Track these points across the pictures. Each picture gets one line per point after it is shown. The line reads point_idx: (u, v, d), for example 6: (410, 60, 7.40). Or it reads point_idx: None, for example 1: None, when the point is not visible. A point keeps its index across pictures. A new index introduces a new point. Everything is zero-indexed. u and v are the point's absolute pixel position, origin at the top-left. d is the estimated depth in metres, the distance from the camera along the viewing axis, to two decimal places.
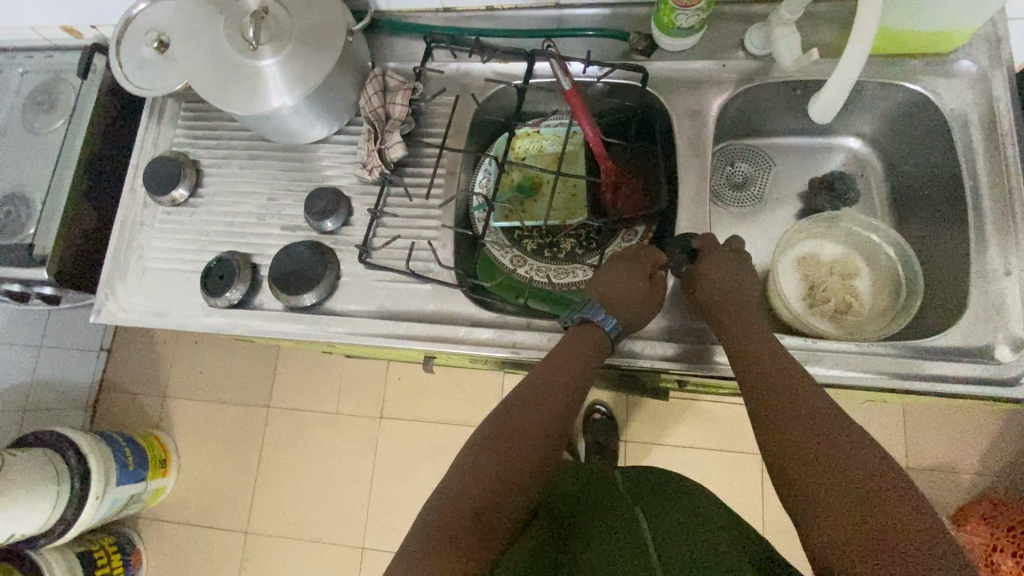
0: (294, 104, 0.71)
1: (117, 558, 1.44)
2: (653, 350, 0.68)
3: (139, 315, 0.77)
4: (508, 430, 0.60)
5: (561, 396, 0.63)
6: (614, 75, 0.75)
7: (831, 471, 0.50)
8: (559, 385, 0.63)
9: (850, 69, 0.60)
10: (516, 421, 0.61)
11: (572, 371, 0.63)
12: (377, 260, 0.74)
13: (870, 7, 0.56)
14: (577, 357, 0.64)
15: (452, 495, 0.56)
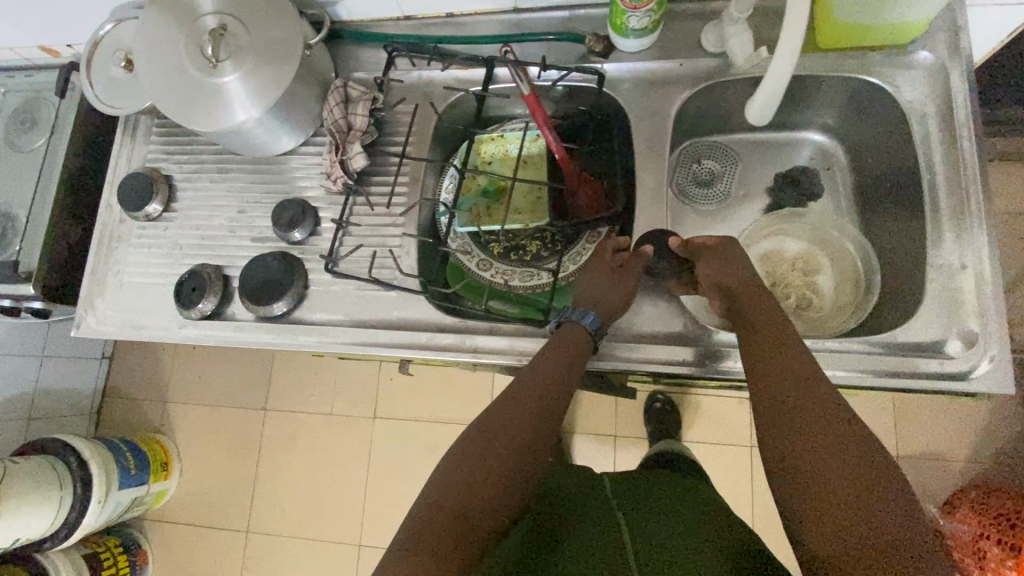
0: (257, 117, 0.73)
1: (123, 558, 1.48)
2: (663, 354, 0.69)
3: (116, 327, 0.80)
4: (504, 427, 0.58)
5: (559, 397, 0.61)
6: (573, 78, 0.75)
7: (839, 468, 0.48)
8: (557, 386, 0.62)
9: (784, 65, 0.59)
10: (513, 417, 0.59)
11: (569, 372, 0.63)
12: (343, 269, 0.75)
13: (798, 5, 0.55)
14: (573, 356, 0.63)
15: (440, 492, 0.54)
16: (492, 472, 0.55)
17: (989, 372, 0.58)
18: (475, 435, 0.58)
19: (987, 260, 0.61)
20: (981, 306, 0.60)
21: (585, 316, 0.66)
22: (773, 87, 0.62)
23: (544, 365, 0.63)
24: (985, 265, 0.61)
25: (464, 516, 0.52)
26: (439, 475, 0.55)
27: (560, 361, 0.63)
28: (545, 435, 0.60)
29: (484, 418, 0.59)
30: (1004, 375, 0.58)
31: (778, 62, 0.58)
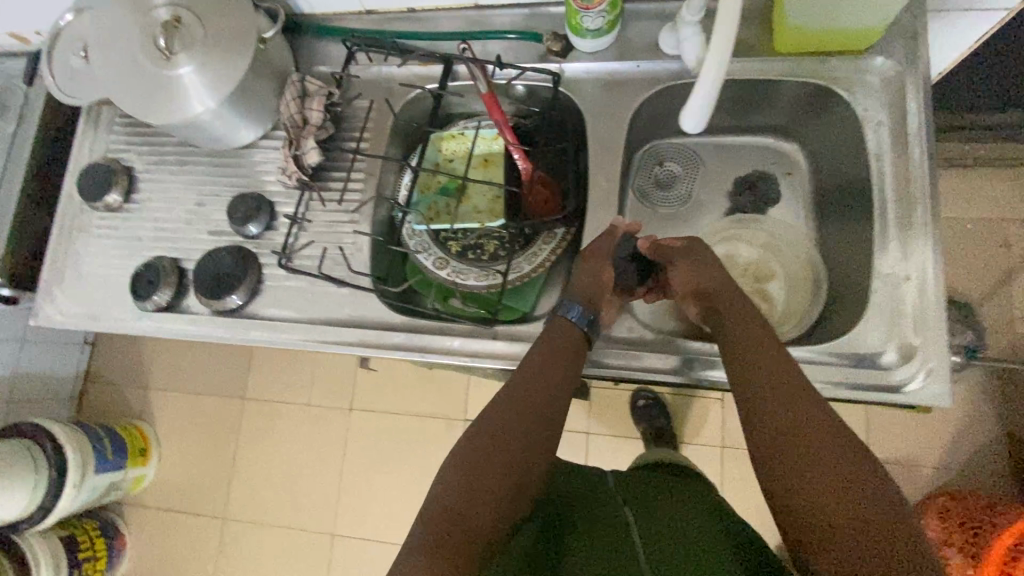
0: (214, 109, 0.73)
1: (101, 541, 1.50)
2: (657, 364, 0.68)
3: (73, 317, 0.80)
4: (501, 430, 0.56)
5: (557, 392, 0.59)
6: (530, 77, 0.75)
7: (829, 478, 0.47)
8: (554, 379, 0.59)
9: (712, 76, 0.57)
10: (508, 417, 0.57)
11: (564, 367, 0.61)
12: (295, 265, 0.75)
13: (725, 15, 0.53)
14: (563, 352, 0.62)
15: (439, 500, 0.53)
16: (491, 476, 0.53)
17: (924, 386, 0.58)
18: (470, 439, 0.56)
19: (929, 273, 0.60)
20: (920, 320, 0.60)
21: (574, 309, 0.64)
22: (704, 97, 0.60)
23: (536, 362, 0.61)
24: (926, 278, 0.60)
25: (464, 525, 0.51)
26: (438, 480, 0.54)
27: (553, 358, 0.61)
28: (548, 434, 0.57)
29: (480, 420, 0.58)
30: (939, 389, 0.58)
31: (706, 74, 0.57)
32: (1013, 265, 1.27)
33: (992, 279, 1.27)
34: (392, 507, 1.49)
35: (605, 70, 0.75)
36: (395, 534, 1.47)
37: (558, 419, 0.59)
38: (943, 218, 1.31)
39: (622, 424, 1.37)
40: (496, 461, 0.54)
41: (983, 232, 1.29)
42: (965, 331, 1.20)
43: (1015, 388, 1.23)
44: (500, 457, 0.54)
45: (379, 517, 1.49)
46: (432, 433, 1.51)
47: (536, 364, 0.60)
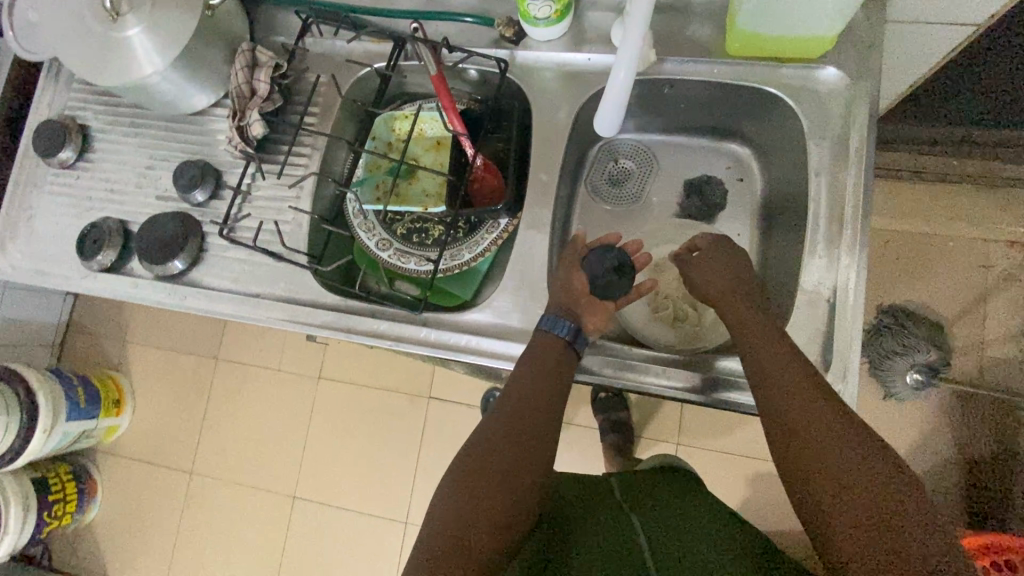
0: (162, 73, 0.71)
1: (72, 486, 1.55)
2: (662, 379, 0.66)
3: (23, 271, 0.82)
4: (494, 448, 0.59)
5: (548, 404, 0.61)
6: (478, 62, 0.75)
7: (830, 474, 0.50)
8: (544, 393, 0.61)
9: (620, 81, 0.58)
10: (501, 436, 0.59)
11: (552, 379, 0.62)
12: (237, 236, 0.76)
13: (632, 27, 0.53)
14: (550, 365, 0.62)
15: (441, 520, 0.56)
16: (489, 494, 0.56)
17: None
18: (469, 457, 0.59)
19: (850, 292, 0.61)
20: (834, 339, 0.60)
21: (560, 323, 0.64)
22: (616, 102, 0.60)
23: (525, 376, 0.62)
24: (847, 297, 0.61)
25: (463, 543, 0.54)
26: (440, 497, 0.58)
27: (540, 371, 0.62)
28: (541, 446, 0.60)
29: (478, 437, 0.61)
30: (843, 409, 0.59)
31: (614, 80, 0.57)
32: (989, 286, 1.24)
33: (967, 298, 1.25)
34: (353, 476, 1.53)
35: (558, 61, 0.73)
36: (353, 501, 1.51)
37: (550, 429, 0.61)
38: (924, 232, 1.28)
39: (580, 414, 1.37)
40: (492, 479, 0.57)
41: (963, 250, 1.27)
42: (931, 351, 1.18)
43: (978, 411, 1.21)
44: (495, 475, 0.57)
45: (342, 484, 1.53)
46: (396, 407, 1.54)
47: (525, 378, 0.62)
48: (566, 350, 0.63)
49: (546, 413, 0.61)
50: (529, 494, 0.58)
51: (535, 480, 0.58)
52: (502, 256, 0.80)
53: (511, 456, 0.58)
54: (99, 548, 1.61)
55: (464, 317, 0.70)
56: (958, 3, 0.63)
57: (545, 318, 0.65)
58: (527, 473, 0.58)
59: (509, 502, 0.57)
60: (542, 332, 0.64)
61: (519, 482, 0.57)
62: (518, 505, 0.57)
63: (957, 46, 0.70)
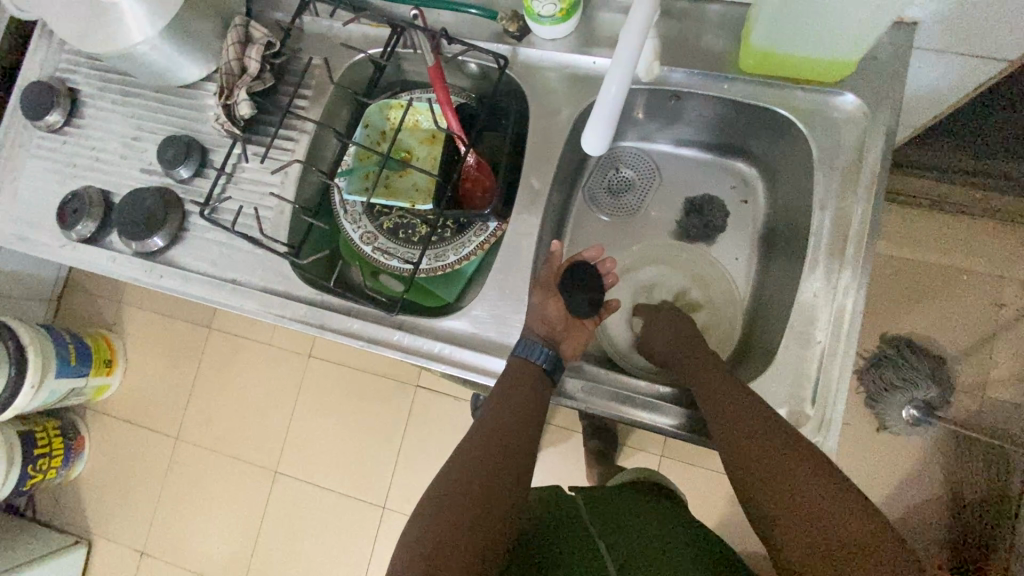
0: (152, 43, 0.68)
1: (59, 441, 1.57)
2: (647, 415, 0.63)
3: (4, 234, 0.81)
4: (468, 470, 0.55)
5: (524, 429, 0.59)
6: (479, 57, 0.71)
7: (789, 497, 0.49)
8: (520, 418, 0.59)
9: (611, 86, 0.51)
10: (474, 458, 0.56)
11: (528, 403, 0.60)
12: (217, 217, 0.74)
13: (631, 33, 0.49)
14: (526, 389, 0.61)
15: (409, 551, 0.50)
16: (461, 519, 0.52)
17: None
18: (440, 483, 0.55)
19: (841, 335, 0.58)
20: (819, 384, 0.58)
21: (537, 349, 0.62)
22: (608, 114, 0.52)
23: (502, 401, 0.60)
24: (837, 341, 0.58)
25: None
26: (414, 517, 0.53)
27: (516, 395, 0.60)
28: (517, 472, 0.57)
29: (451, 460, 0.57)
30: None
31: (605, 83, 0.51)
32: (999, 326, 1.20)
33: (974, 336, 1.20)
34: (333, 457, 1.53)
35: (562, 62, 0.70)
36: (332, 481, 1.52)
37: (523, 456, 0.59)
38: (937, 264, 1.23)
39: (565, 418, 1.35)
40: (468, 506, 0.52)
41: (976, 286, 1.22)
42: (931, 386, 1.15)
43: (973, 453, 1.17)
44: (470, 502, 0.53)
45: (323, 462, 1.53)
46: (383, 392, 1.54)
47: (500, 402, 0.60)
48: (544, 379, 0.62)
49: (520, 439, 0.59)
50: (506, 523, 0.54)
51: (511, 507, 0.55)
52: (488, 261, 0.78)
53: (487, 481, 0.55)
54: (82, 503, 1.64)
55: (440, 324, 0.68)
56: (993, 35, 0.58)
57: (519, 344, 0.63)
58: (504, 499, 0.54)
59: (490, 534, 0.52)
60: (518, 358, 0.62)
61: (496, 510, 0.53)
62: (494, 536, 0.52)
63: (988, 80, 0.65)
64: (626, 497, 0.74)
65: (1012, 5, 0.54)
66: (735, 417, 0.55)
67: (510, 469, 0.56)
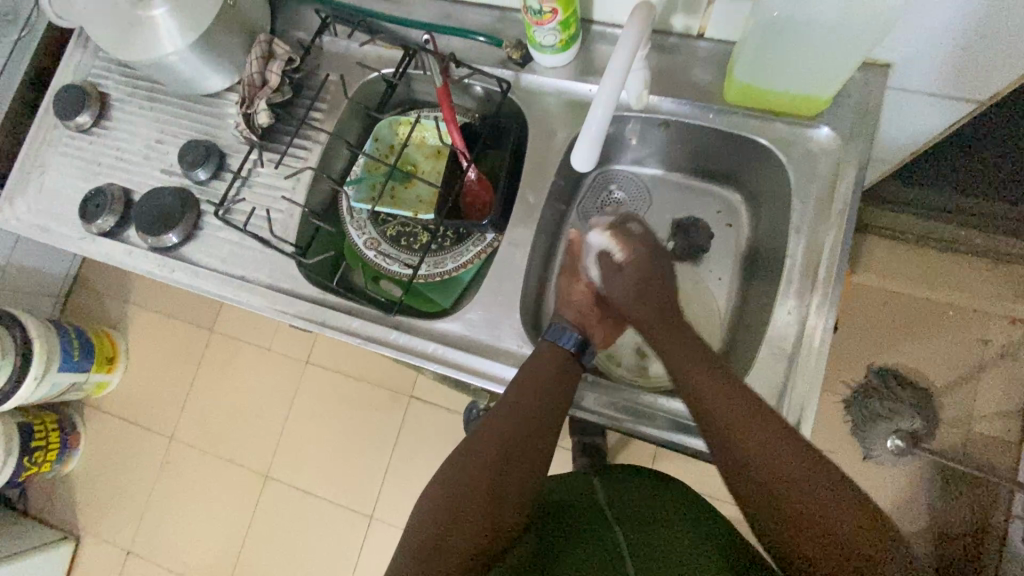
0: (182, 53, 0.74)
1: (56, 435, 1.59)
2: (652, 421, 0.67)
3: (28, 226, 0.86)
4: (484, 454, 0.61)
5: (538, 426, 0.63)
6: (484, 79, 0.77)
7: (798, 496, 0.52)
8: (547, 409, 0.63)
9: (597, 115, 0.56)
10: (489, 444, 0.62)
11: (556, 396, 0.64)
12: (231, 218, 0.78)
13: (615, 69, 0.54)
14: (551, 380, 0.64)
15: (423, 519, 0.59)
16: (473, 497, 0.59)
17: None
18: (456, 459, 0.62)
19: (813, 351, 0.61)
20: (789, 396, 0.61)
21: (565, 335, 0.68)
22: (590, 137, 0.58)
23: (517, 395, 0.64)
24: (808, 356, 0.61)
25: (437, 548, 0.57)
26: (432, 490, 0.61)
27: (544, 387, 0.64)
28: (536, 459, 0.62)
29: (469, 440, 0.63)
30: None
31: (592, 110, 0.56)
32: (984, 361, 1.22)
33: (960, 370, 1.22)
34: (325, 463, 1.54)
35: (561, 88, 0.75)
36: (322, 488, 1.53)
37: (540, 452, 0.63)
38: (924, 298, 1.26)
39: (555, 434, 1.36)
40: (481, 488, 0.59)
41: (961, 321, 1.24)
42: (916, 417, 1.19)
43: (955, 485, 1.19)
44: (478, 485, 0.59)
45: (315, 468, 1.54)
46: (377, 400, 1.56)
47: (527, 391, 0.63)
48: (572, 363, 0.67)
49: (543, 429, 0.63)
50: (513, 507, 0.60)
51: (521, 492, 0.61)
52: (484, 271, 0.82)
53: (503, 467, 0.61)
54: (73, 499, 1.65)
55: (435, 326, 0.72)
56: (959, 78, 0.63)
57: (552, 328, 0.68)
58: (513, 485, 0.60)
59: (493, 515, 0.58)
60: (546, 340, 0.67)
61: (507, 493, 0.60)
62: (502, 513, 0.59)
63: (954, 121, 0.70)
64: (645, 487, 0.72)
65: (972, 51, 0.59)
66: (754, 439, 0.55)
67: (522, 460, 0.62)
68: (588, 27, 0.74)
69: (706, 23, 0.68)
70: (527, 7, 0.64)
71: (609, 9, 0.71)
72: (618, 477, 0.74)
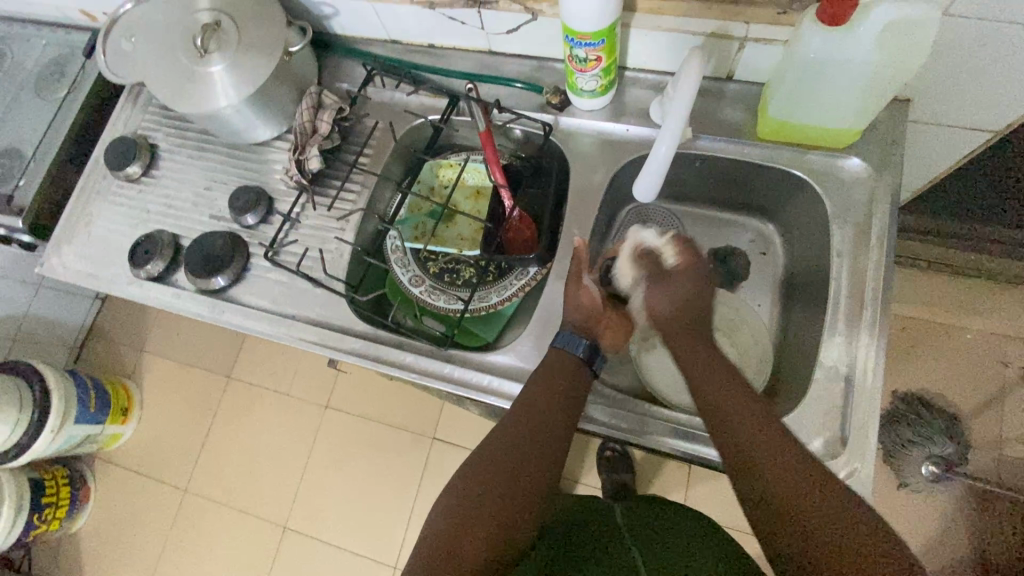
0: (237, 105, 0.77)
1: (66, 490, 1.54)
2: (685, 441, 0.67)
3: (74, 273, 0.87)
4: (495, 455, 0.62)
5: (554, 425, 0.64)
6: (526, 123, 0.81)
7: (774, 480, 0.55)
8: (554, 418, 0.64)
9: (660, 150, 0.64)
10: (502, 443, 0.63)
11: (565, 398, 0.65)
12: (280, 258, 0.80)
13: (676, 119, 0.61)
14: (560, 381, 0.65)
15: (434, 532, 0.59)
16: (485, 493, 0.60)
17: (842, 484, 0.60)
18: (470, 459, 0.64)
19: (868, 372, 0.63)
20: (849, 417, 0.62)
21: (577, 342, 0.68)
22: (657, 166, 0.66)
23: (530, 395, 0.65)
24: (863, 377, 0.63)
25: (449, 555, 0.56)
26: (447, 490, 0.62)
27: (551, 391, 0.64)
28: (544, 464, 0.63)
29: (484, 441, 0.65)
30: (857, 487, 0.61)
31: (655, 153, 0.64)
32: (1008, 383, 1.23)
33: (986, 394, 1.23)
34: (344, 510, 1.50)
35: (598, 129, 0.79)
36: (341, 537, 1.48)
37: (554, 452, 0.64)
38: (944, 322, 1.28)
39: (585, 473, 1.34)
40: (492, 497, 0.59)
41: (982, 343, 1.26)
42: (947, 442, 1.17)
43: (994, 511, 1.17)
44: (491, 483, 0.60)
45: (334, 517, 1.50)
46: (399, 444, 1.53)
47: (538, 397, 0.64)
48: (581, 367, 0.67)
49: (553, 433, 0.63)
50: (529, 506, 0.60)
51: (536, 492, 0.61)
52: (528, 304, 0.83)
53: (516, 467, 0.61)
54: (79, 558, 1.58)
55: (487, 358, 0.73)
56: (979, 110, 0.68)
57: (562, 336, 0.68)
58: (527, 484, 0.61)
59: (506, 513, 0.59)
60: (558, 349, 0.68)
61: (519, 498, 0.60)
62: (519, 514, 0.60)
63: (973, 148, 0.75)
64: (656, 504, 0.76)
65: (989, 86, 0.64)
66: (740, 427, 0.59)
67: (534, 458, 0.62)
68: (622, 73, 0.79)
69: (737, 66, 0.72)
70: (572, 55, 0.68)
71: (643, 57, 0.75)
72: (671, 516, 0.72)
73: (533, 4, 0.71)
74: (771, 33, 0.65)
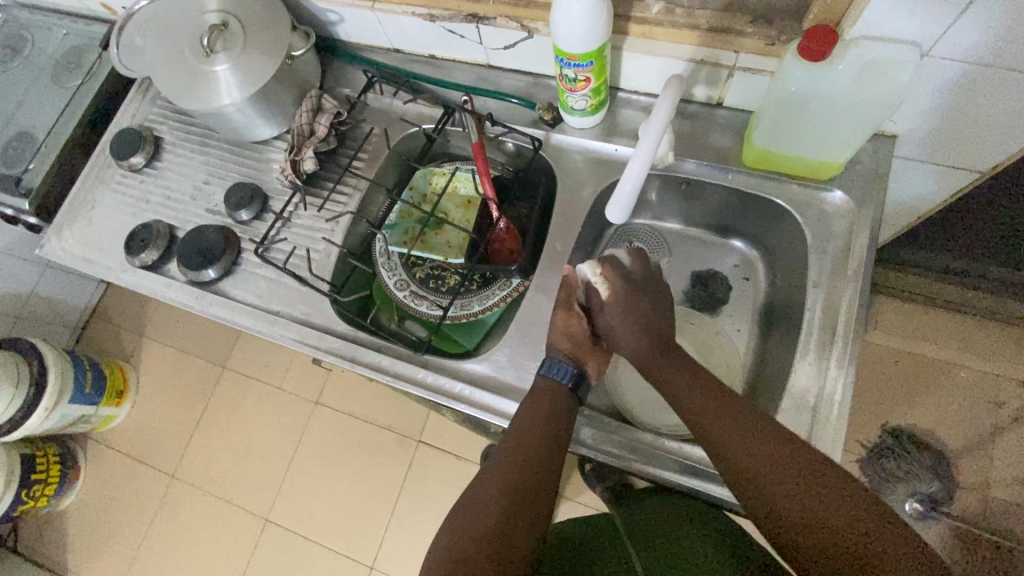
0: (239, 103, 0.79)
1: (57, 469, 1.57)
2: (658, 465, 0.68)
3: (73, 257, 0.90)
4: (488, 489, 0.62)
5: (542, 458, 0.63)
6: (518, 136, 0.83)
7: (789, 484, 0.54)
8: (545, 451, 0.63)
9: (632, 174, 0.64)
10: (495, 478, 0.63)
11: (554, 430, 0.64)
12: (270, 255, 0.82)
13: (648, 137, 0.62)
14: (549, 412, 0.65)
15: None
16: (477, 527, 0.59)
17: None
18: (464, 493, 0.63)
19: (835, 402, 0.63)
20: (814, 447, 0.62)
21: (560, 367, 0.68)
22: (626, 193, 0.66)
23: (520, 425, 0.65)
24: (830, 408, 0.63)
25: None
26: (442, 528, 0.61)
27: (538, 421, 0.64)
28: (534, 498, 0.61)
29: (478, 476, 0.64)
30: None
31: (627, 172, 0.64)
32: (1001, 424, 1.21)
33: (976, 434, 1.21)
34: (326, 507, 1.51)
35: (588, 147, 0.80)
36: (322, 535, 1.49)
37: (545, 488, 0.63)
38: (938, 359, 1.27)
39: (567, 487, 1.34)
40: (483, 533, 0.58)
41: (975, 382, 1.24)
42: (933, 481, 1.19)
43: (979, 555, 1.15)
44: (483, 517, 0.59)
45: (317, 513, 1.51)
46: (385, 445, 1.54)
47: (527, 427, 0.64)
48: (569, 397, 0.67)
49: (542, 466, 0.63)
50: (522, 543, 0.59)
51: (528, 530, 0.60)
52: (509, 315, 0.84)
53: (509, 504, 0.60)
54: (65, 536, 1.60)
55: (461, 366, 0.74)
56: (963, 150, 0.68)
57: (547, 364, 0.68)
58: (520, 521, 0.60)
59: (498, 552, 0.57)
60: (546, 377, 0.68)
61: (513, 535, 0.59)
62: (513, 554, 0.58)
63: (959, 187, 0.75)
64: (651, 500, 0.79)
65: (973, 126, 0.64)
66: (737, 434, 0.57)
67: (525, 493, 0.61)
68: (615, 93, 0.80)
69: (726, 92, 0.73)
70: (562, 74, 0.70)
71: (635, 79, 0.77)
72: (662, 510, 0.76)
73: (530, 22, 0.73)
74: (760, 63, 0.66)
